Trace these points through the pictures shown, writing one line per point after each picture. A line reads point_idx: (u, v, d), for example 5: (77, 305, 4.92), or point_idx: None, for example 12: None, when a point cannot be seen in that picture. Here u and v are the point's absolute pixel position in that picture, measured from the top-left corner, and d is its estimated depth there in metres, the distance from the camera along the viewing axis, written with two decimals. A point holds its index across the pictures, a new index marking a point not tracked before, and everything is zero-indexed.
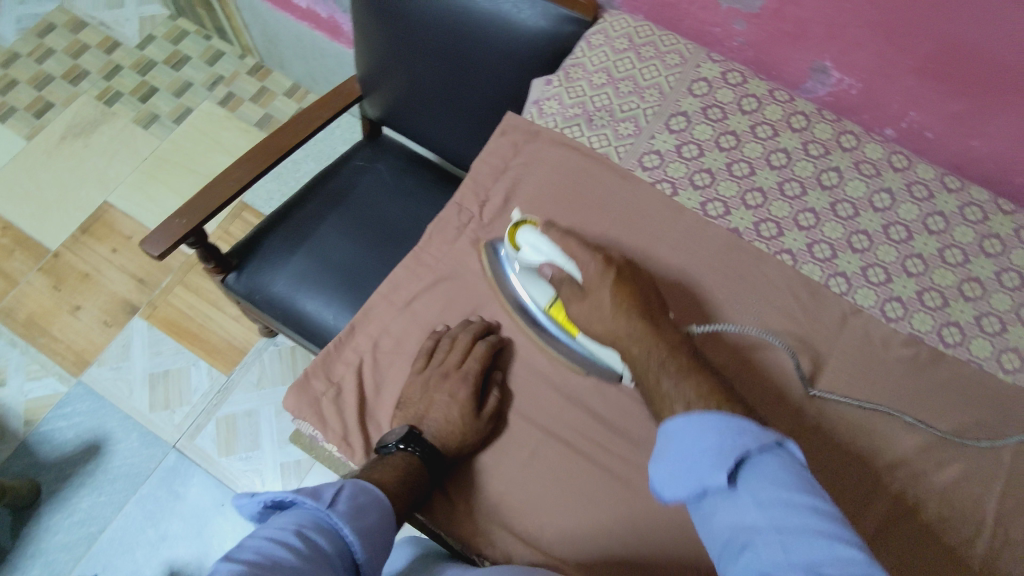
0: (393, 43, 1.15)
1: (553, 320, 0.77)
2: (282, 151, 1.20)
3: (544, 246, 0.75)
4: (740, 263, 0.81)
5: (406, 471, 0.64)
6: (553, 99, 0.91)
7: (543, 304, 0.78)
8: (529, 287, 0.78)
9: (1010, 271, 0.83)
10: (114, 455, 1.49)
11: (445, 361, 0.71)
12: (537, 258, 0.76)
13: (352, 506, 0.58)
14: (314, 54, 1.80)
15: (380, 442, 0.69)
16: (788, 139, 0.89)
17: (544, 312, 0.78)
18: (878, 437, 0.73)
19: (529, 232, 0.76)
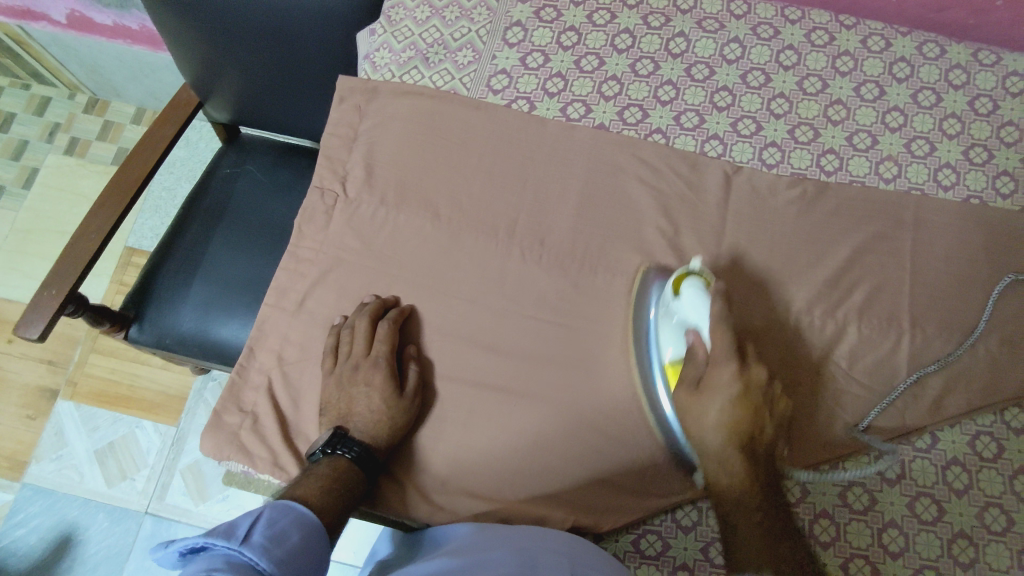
0: (211, 38, 1.06)
1: (664, 374, 0.69)
2: (138, 184, 1.10)
3: (701, 311, 0.67)
4: (616, 156, 0.80)
5: (337, 476, 0.62)
6: (383, 48, 0.85)
7: (665, 359, 0.69)
8: (663, 333, 0.70)
9: (867, 83, 0.84)
10: (87, 542, 1.44)
11: (352, 353, 0.70)
12: (690, 316, 0.67)
13: (269, 532, 0.53)
14: (144, 71, 1.66)
15: (308, 453, 0.66)
16: (627, 18, 0.86)
17: (660, 367, 0.70)
18: (788, 283, 0.75)
19: (695, 288, 0.68)
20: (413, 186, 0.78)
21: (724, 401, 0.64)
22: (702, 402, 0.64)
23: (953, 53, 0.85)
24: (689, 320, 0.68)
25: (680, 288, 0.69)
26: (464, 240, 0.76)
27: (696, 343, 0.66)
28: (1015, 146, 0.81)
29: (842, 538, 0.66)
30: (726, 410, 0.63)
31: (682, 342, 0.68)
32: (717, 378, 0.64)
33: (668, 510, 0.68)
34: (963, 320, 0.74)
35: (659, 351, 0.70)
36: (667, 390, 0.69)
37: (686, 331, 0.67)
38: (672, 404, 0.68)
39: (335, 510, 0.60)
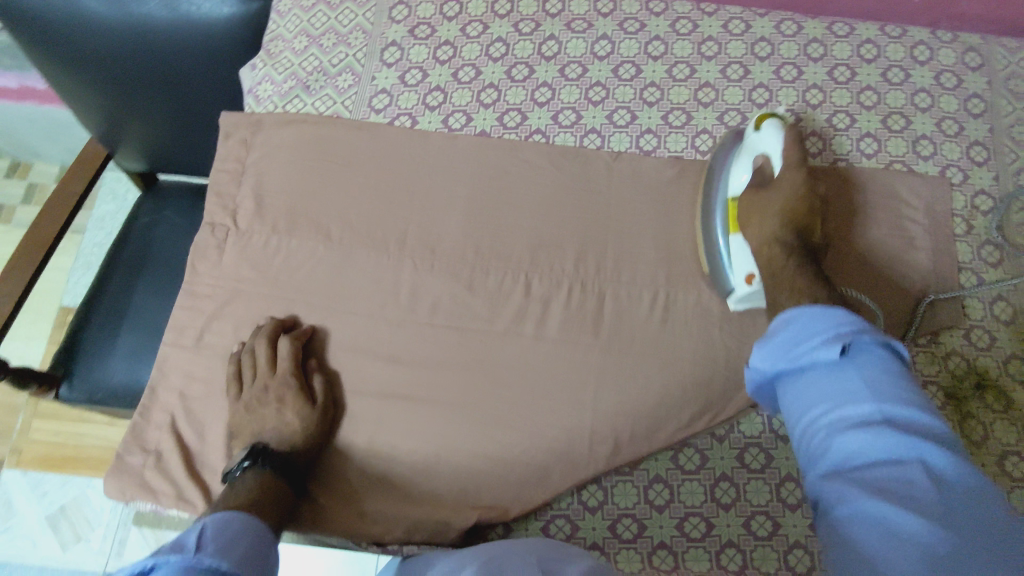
0: (105, 90, 1.07)
1: (725, 210, 0.75)
2: (51, 239, 1.09)
3: (777, 143, 0.72)
4: (498, 160, 0.82)
5: (263, 485, 0.64)
6: (265, 81, 0.86)
7: (729, 192, 0.75)
8: (737, 160, 0.76)
9: (732, 65, 0.87)
10: None
11: (256, 377, 0.71)
12: (764, 147, 0.73)
13: (218, 543, 0.53)
14: (59, 129, 1.64)
15: (225, 473, 0.67)
16: (499, 27, 0.89)
17: (723, 202, 0.76)
18: (673, 263, 0.78)
19: (774, 125, 0.73)
20: (303, 210, 0.80)
21: (783, 193, 0.71)
22: (765, 197, 0.71)
23: (809, 28, 0.89)
24: (762, 150, 0.73)
25: (760, 125, 0.75)
26: (358, 256, 0.78)
27: (764, 165, 0.73)
28: (874, 108, 0.85)
29: (743, 497, 0.71)
30: (785, 224, 0.69)
31: (752, 169, 0.74)
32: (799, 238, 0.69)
33: (575, 493, 0.72)
34: (846, 276, 0.77)
35: (730, 182, 0.76)
36: (724, 222, 0.75)
37: (754, 158, 0.74)
38: (726, 241, 0.74)
39: (265, 513, 0.62)
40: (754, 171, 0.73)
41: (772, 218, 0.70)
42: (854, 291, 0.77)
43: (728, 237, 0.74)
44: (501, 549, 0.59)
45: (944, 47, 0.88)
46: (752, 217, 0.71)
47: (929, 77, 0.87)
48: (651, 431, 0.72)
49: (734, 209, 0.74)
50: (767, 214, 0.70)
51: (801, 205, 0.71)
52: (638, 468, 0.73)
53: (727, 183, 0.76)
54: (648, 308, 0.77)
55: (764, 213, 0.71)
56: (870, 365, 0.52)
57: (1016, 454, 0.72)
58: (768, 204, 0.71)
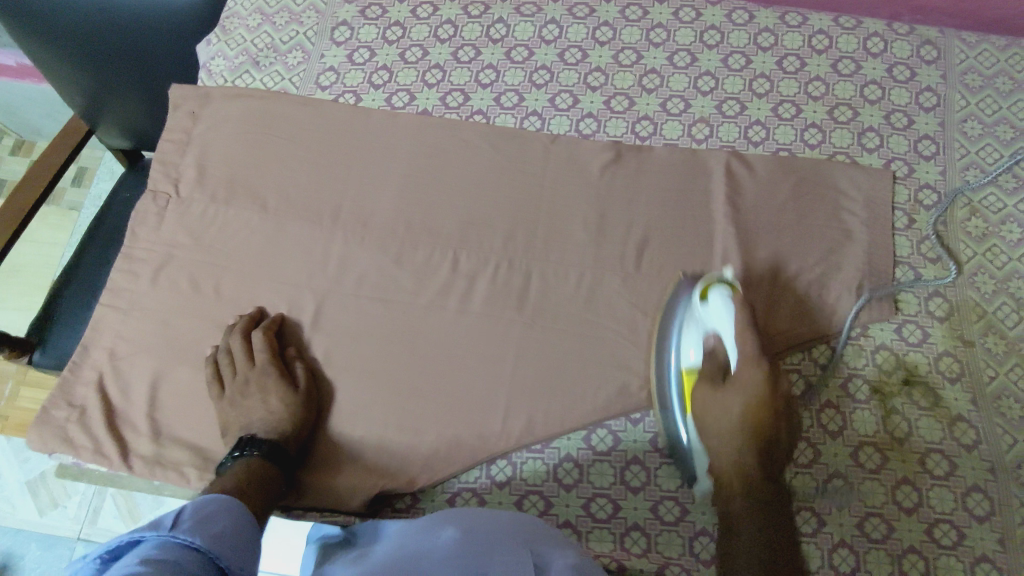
0: (84, 65, 1.11)
1: (680, 387, 0.69)
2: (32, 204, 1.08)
3: (727, 322, 0.66)
4: (436, 139, 0.83)
5: (252, 470, 0.63)
6: (218, 56, 0.89)
7: (681, 364, 0.69)
8: (686, 332, 0.70)
9: (680, 51, 0.86)
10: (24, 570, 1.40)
11: (237, 372, 0.72)
12: (713, 322, 0.67)
13: (195, 517, 0.45)
14: (53, 109, 1.69)
15: (217, 466, 0.66)
16: (449, 10, 0.90)
17: (676, 375, 0.69)
18: (601, 247, 0.78)
19: (722, 297, 0.67)
20: (242, 181, 0.82)
21: (743, 395, 0.63)
22: (723, 399, 0.64)
23: (761, 18, 0.87)
24: (712, 326, 0.67)
25: (706, 294, 0.69)
26: (291, 227, 0.80)
27: (716, 346, 0.67)
28: (821, 99, 0.83)
29: (653, 482, 0.70)
30: (748, 407, 0.62)
31: (702, 346, 0.68)
32: (744, 374, 0.63)
33: (483, 468, 0.71)
34: (774, 330, 0.73)
35: (680, 355, 0.70)
36: (681, 402, 0.68)
37: (707, 335, 0.67)
38: (682, 417, 0.68)
39: (256, 498, 0.60)
40: (708, 350, 0.67)
41: (729, 425, 0.63)
42: (782, 301, 0.75)
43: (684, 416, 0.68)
44: (493, 528, 0.57)
45: (899, 40, 0.85)
46: (712, 428, 0.64)
47: (882, 69, 0.84)
48: (565, 410, 0.72)
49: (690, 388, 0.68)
50: (728, 427, 0.63)
51: (763, 414, 0.62)
52: (550, 447, 0.72)
53: (677, 351, 0.70)
54: (573, 290, 0.77)
55: (725, 415, 0.63)
56: None
57: (941, 452, 0.68)
58: (729, 413, 0.63)
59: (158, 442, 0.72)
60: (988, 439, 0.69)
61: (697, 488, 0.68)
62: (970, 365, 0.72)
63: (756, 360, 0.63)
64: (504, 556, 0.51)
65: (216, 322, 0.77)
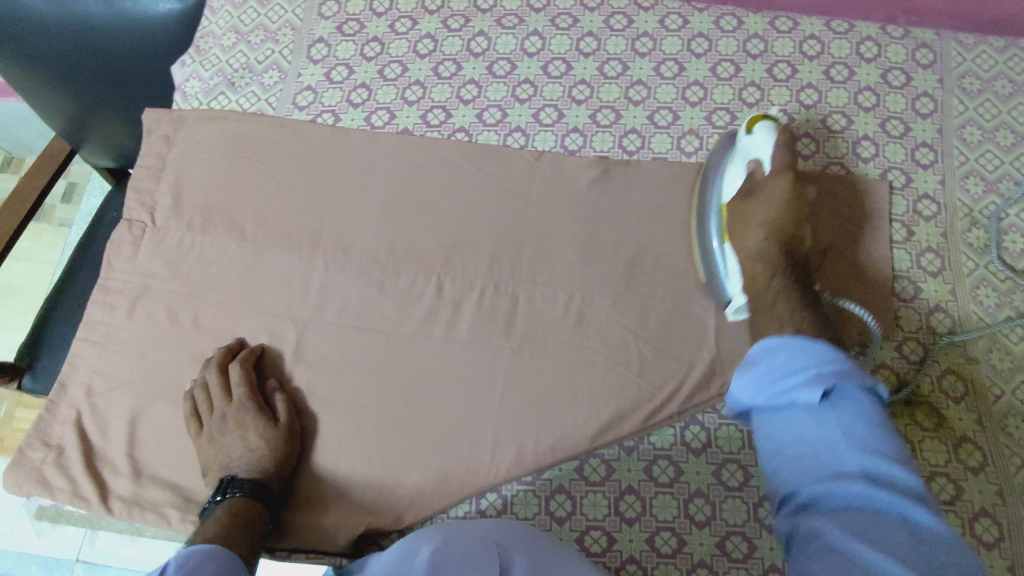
0: (58, 87, 1.09)
1: (720, 212, 0.70)
2: (13, 231, 1.04)
3: (769, 144, 0.67)
4: (417, 158, 0.81)
5: (233, 514, 0.62)
6: (192, 77, 0.87)
7: (722, 198, 0.70)
8: (729, 166, 0.71)
9: (667, 61, 0.83)
10: None
11: (214, 408, 0.70)
12: (757, 150, 0.68)
13: (182, 570, 0.50)
14: (23, 130, 1.65)
15: (202, 509, 0.65)
16: (428, 23, 0.87)
17: (717, 207, 0.71)
18: (589, 266, 0.75)
19: (767, 129, 0.68)
20: (219, 208, 0.80)
21: (771, 204, 0.65)
22: (750, 208, 0.65)
23: (750, 23, 0.84)
24: (755, 153, 0.68)
25: (751, 127, 0.69)
26: (270, 255, 0.78)
27: (756, 170, 0.67)
28: (814, 107, 0.80)
29: (648, 512, 0.67)
30: (776, 213, 0.64)
31: (745, 174, 0.68)
32: (770, 184, 0.65)
33: (472, 501, 0.70)
34: None
35: (722, 188, 0.71)
36: (718, 230, 0.70)
37: (747, 162, 0.68)
38: (721, 249, 0.69)
39: (240, 542, 0.59)
40: (747, 174, 0.67)
41: (754, 226, 0.65)
42: None
43: (721, 245, 0.69)
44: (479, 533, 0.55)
45: (893, 43, 0.82)
46: (738, 228, 0.66)
47: (876, 74, 0.81)
48: (555, 440, 0.69)
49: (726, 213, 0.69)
50: (751, 228, 0.65)
51: (791, 216, 0.65)
52: (541, 478, 0.70)
53: (721, 189, 0.71)
54: (560, 313, 0.74)
55: (749, 219, 0.65)
56: (854, 415, 0.45)
57: (945, 476, 0.66)
58: (755, 213, 0.65)
59: (137, 482, 0.70)
60: (995, 461, 0.66)
61: (731, 312, 0.68)
62: (975, 384, 0.69)
63: (784, 172, 0.65)
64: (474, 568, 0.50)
65: (194, 355, 0.75)
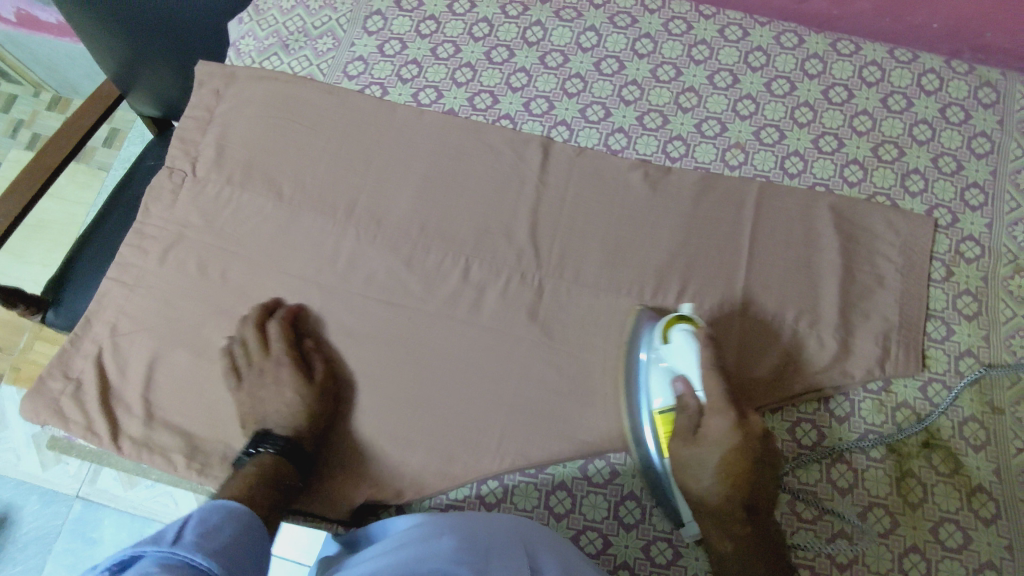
0: (109, 27, 1.10)
1: (656, 428, 0.65)
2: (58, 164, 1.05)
3: (689, 360, 0.63)
4: (460, 140, 0.81)
5: (266, 468, 0.63)
6: (248, 35, 0.89)
7: (653, 404, 0.66)
8: (651, 380, 0.66)
9: (721, 71, 0.82)
10: (18, 523, 1.29)
11: (246, 364, 0.71)
12: (679, 364, 0.64)
13: (200, 531, 0.48)
14: (68, 71, 1.68)
15: (233, 459, 0.66)
16: (486, 8, 0.88)
17: (648, 413, 0.66)
18: (619, 268, 0.75)
19: (684, 333, 0.64)
20: (260, 166, 0.81)
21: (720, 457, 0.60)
22: (698, 452, 0.61)
23: (811, 43, 0.83)
24: (677, 368, 0.64)
25: (669, 332, 0.66)
26: (304, 218, 0.78)
27: (685, 393, 0.63)
28: (867, 134, 0.79)
29: (647, 520, 0.67)
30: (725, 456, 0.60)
31: (672, 393, 0.65)
32: (713, 426, 0.61)
33: (473, 486, 0.69)
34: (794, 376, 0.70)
35: (648, 398, 0.66)
36: (659, 445, 0.65)
37: (674, 380, 0.64)
38: (663, 463, 0.65)
39: (271, 497, 0.60)
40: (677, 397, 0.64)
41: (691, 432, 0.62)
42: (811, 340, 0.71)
43: (666, 463, 0.64)
44: (502, 536, 0.55)
45: (956, 79, 0.80)
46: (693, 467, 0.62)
47: (934, 109, 0.79)
48: (565, 435, 0.69)
49: (665, 427, 0.64)
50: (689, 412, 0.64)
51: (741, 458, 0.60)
52: (544, 471, 0.69)
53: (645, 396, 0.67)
54: (584, 309, 0.74)
55: (704, 464, 0.61)
56: None
57: (954, 523, 0.64)
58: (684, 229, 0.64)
59: (150, 425, 0.71)
60: (1009, 515, 0.64)
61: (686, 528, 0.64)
62: (999, 436, 0.67)
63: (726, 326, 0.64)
64: (502, 564, 0.49)
65: (218, 308, 0.75)
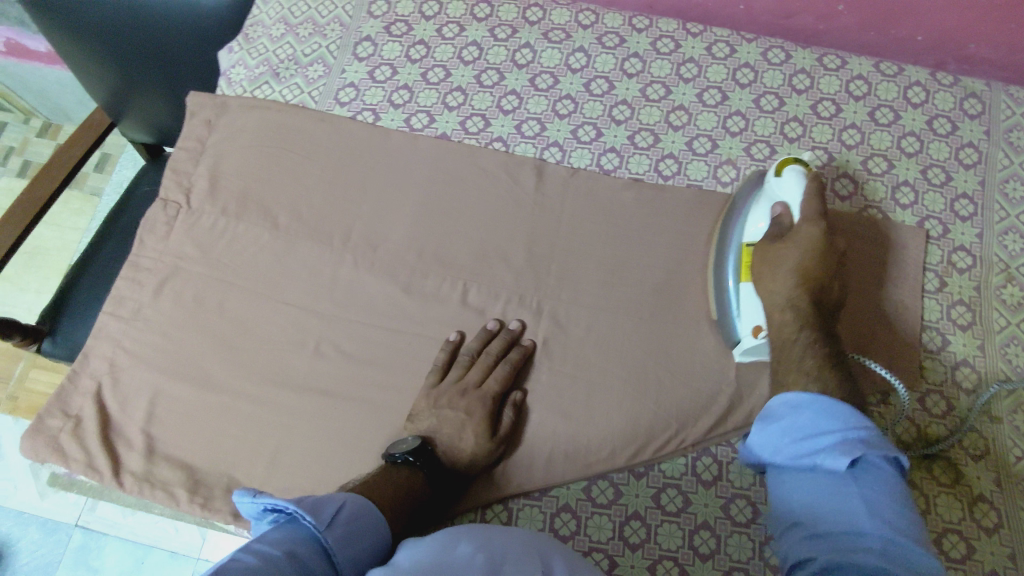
0: (97, 57, 1.11)
1: (739, 256, 0.70)
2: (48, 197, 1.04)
3: (797, 193, 0.66)
4: (454, 163, 0.81)
5: (409, 488, 0.62)
6: (238, 64, 0.89)
7: (744, 237, 0.70)
8: (753, 207, 0.70)
9: (710, 88, 0.83)
10: (17, 555, 1.27)
11: (463, 378, 0.70)
12: (784, 195, 0.67)
13: (349, 526, 0.52)
14: (58, 99, 1.68)
15: (388, 454, 0.66)
16: (475, 31, 0.88)
17: (738, 246, 0.70)
18: (616, 287, 0.75)
19: (797, 173, 0.66)
20: (254, 195, 0.81)
21: (801, 249, 0.64)
22: (777, 249, 0.65)
23: (798, 58, 0.84)
24: (781, 198, 0.67)
25: (781, 170, 0.68)
26: (300, 245, 0.78)
27: (782, 214, 0.66)
28: (856, 148, 0.80)
29: (653, 540, 0.66)
30: (803, 262, 0.63)
31: (770, 217, 0.68)
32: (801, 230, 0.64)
33: (477, 511, 0.69)
34: None
35: (745, 228, 0.70)
36: (736, 271, 0.69)
37: (774, 205, 0.67)
38: (737, 288, 0.69)
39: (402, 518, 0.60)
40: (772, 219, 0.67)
41: (790, 307, 0.64)
42: None
43: (739, 286, 0.69)
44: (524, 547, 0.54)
45: (942, 91, 0.81)
46: (766, 270, 0.65)
47: (921, 121, 0.80)
48: (567, 457, 0.69)
49: (747, 257, 0.69)
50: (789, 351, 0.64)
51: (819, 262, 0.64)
52: (548, 493, 0.69)
53: (741, 228, 0.71)
54: (583, 329, 0.74)
55: (781, 261, 0.65)
56: (874, 488, 0.55)
57: (957, 533, 0.65)
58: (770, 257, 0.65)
59: (150, 459, 0.71)
60: (1011, 524, 0.65)
61: (742, 349, 0.69)
62: (997, 444, 0.68)
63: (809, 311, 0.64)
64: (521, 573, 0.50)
65: (216, 339, 0.75)
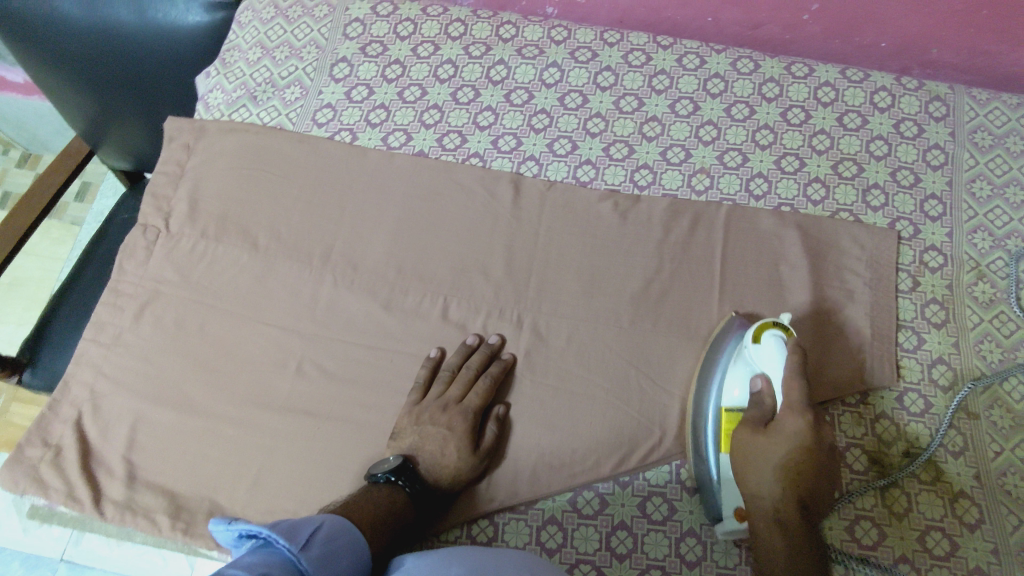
0: (75, 85, 1.11)
1: (718, 424, 0.65)
2: (27, 225, 1.04)
3: (777, 364, 0.62)
4: (432, 180, 0.82)
5: (392, 509, 0.62)
6: (216, 89, 0.90)
7: (721, 403, 0.66)
8: (731, 369, 0.67)
9: (682, 99, 0.85)
10: None
11: (445, 394, 0.70)
12: (764, 365, 0.63)
13: (326, 547, 0.51)
14: (37, 129, 1.68)
15: (369, 473, 0.66)
16: (449, 50, 0.90)
17: (715, 411, 0.66)
18: (596, 298, 0.76)
19: (777, 340, 0.63)
20: (233, 218, 0.81)
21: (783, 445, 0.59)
22: (765, 444, 0.60)
23: (766, 67, 0.85)
24: (761, 369, 0.64)
25: (760, 336, 0.65)
26: (280, 266, 0.78)
27: (764, 390, 0.63)
28: (826, 153, 0.81)
29: (640, 549, 0.66)
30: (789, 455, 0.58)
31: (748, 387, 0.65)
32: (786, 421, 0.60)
33: (464, 527, 0.69)
34: None
35: (721, 392, 0.66)
36: (715, 440, 0.65)
37: (754, 377, 0.64)
38: (715, 456, 0.65)
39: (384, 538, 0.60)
40: (755, 395, 0.63)
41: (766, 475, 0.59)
42: None
43: (717, 454, 0.65)
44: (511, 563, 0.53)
45: (907, 95, 0.83)
46: (751, 458, 0.60)
47: (889, 124, 0.82)
48: (551, 469, 0.69)
49: (728, 425, 0.65)
50: (763, 441, 0.60)
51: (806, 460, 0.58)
52: (534, 506, 0.69)
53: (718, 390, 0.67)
54: (564, 342, 0.74)
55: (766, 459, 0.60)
56: None
57: (940, 531, 0.65)
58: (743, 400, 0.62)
59: (132, 486, 0.70)
60: (992, 519, 0.65)
61: (722, 529, 0.64)
62: (975, 440, 0.69)
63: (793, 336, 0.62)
64: None
65: (197, 362, 0.75)
